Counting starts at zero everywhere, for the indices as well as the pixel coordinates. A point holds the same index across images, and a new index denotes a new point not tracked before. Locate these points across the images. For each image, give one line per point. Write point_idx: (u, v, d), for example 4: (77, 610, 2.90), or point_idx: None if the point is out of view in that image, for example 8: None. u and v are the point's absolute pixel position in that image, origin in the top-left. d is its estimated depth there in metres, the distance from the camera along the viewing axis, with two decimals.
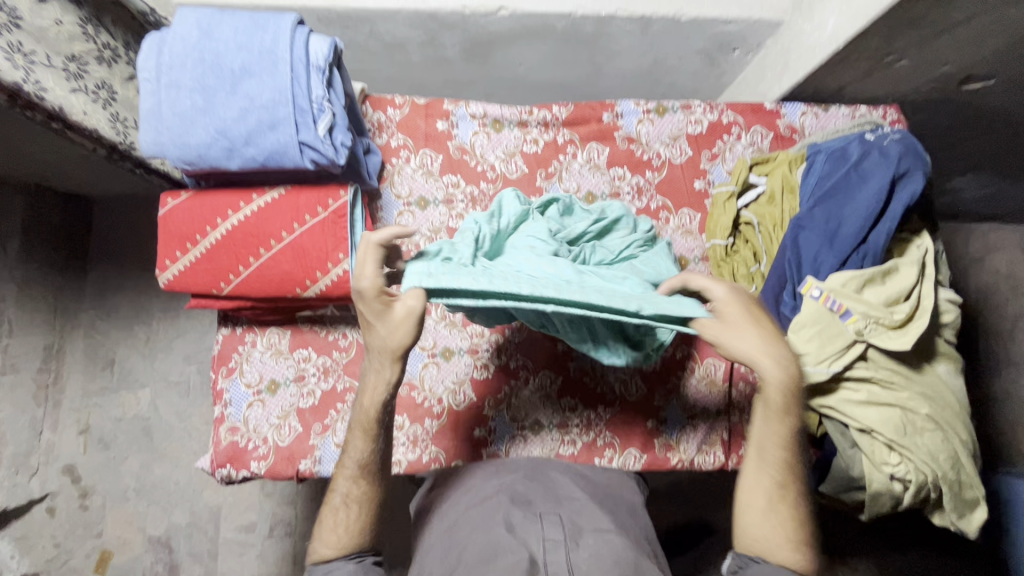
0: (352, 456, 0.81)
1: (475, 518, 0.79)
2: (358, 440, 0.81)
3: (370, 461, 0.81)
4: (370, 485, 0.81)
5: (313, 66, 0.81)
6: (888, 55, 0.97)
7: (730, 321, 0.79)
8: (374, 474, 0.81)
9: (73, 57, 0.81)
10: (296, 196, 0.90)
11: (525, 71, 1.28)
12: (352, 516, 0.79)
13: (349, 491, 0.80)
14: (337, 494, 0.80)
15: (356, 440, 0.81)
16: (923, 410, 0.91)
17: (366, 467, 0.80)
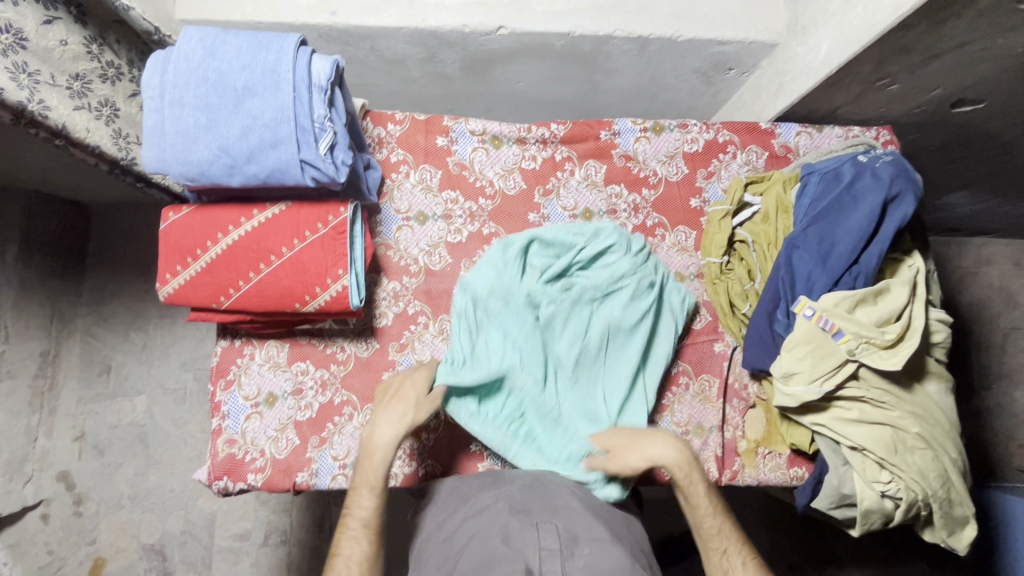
0: (353, 515, 0.86)
1: (472, 528, 0.81)
2: (365, 496, 0.87)
3: (375, 519, 0.86)
4: (373, 545, 0.84)
5: (315, 86, 0.82)
6: (880, 79, 0.99)
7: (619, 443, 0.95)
8: (372, 534, 0.85)
9: (77, 76, 0.82)
10: (297, 212, 0.91)
11: (524, 87, 1.30)
12: (357, 574, 0.82)
13: (354, 553, 0.83)
14: (339, 555, 0.83)
15: (364, 497, 0.86)
16: (914, 428, 0.93)
17: (370, 528, 0.85)
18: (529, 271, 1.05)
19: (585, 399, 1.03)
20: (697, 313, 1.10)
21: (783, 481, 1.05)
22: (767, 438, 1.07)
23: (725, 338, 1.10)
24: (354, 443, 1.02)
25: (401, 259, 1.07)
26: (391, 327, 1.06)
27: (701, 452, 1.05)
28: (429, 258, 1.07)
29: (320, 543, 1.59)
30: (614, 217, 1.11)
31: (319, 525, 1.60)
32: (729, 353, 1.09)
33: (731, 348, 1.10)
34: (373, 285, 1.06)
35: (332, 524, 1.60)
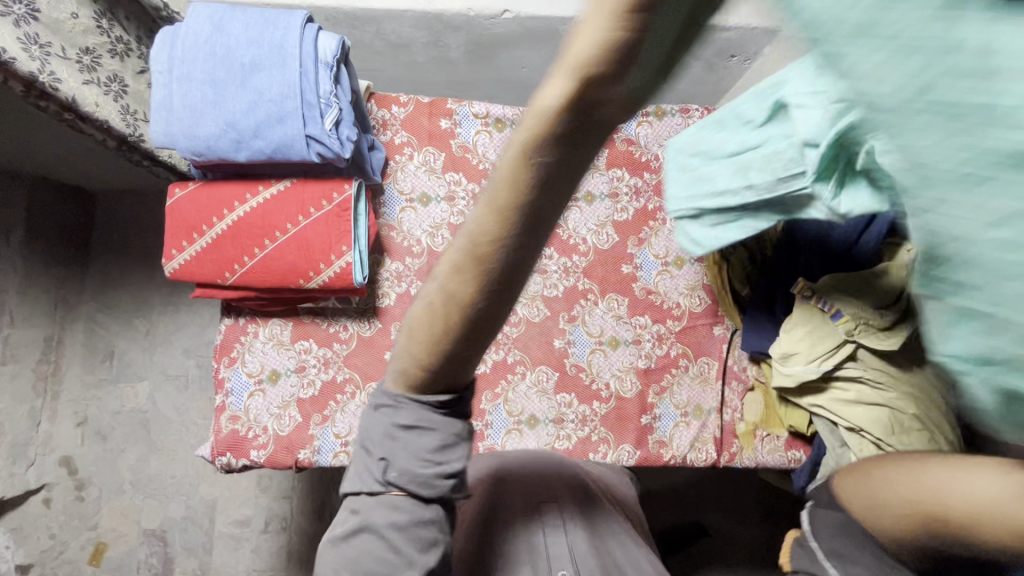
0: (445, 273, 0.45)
1: (487, 513, 0.80)
2: (479, 234, 0.41)
3: (490, 247, 0.42)
4: (452, 309, 0.46)
5: (321, 63, 0.83)
6: None
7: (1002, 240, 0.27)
8: (483, 285, 0.44)
9: (87, 50, 0.83)
10: (303, 190, 0.93)
11: (528, 73, 1.31)
12: (426, 326, 0.48)
13: (420, 320, 0.49)
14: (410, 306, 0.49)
15: (459, 239, 0.43)
16: (913, 410, 0.91)
17: (458, 283, 0.44)
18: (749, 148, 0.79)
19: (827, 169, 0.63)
20: (697, 295, 1.12)
21: (782, 463, 1.06)
22: (766, 421, 1.08)
23: (723, 322, 1.12)
24: (356, 420, 1.03)
25: (404, 240, 1.08)
26: (394, 307, 1.07)
27: (699, 434, 1.06)
28: (432, 240, 1.08)
29: (320, 530, 1.60)
30: (616, 201, 1.14)
31: (320, 512, 1.61)
32: (728, 336, 1.11)
33: (730, 331, 1.11)
34: (376, 266, 1.07)
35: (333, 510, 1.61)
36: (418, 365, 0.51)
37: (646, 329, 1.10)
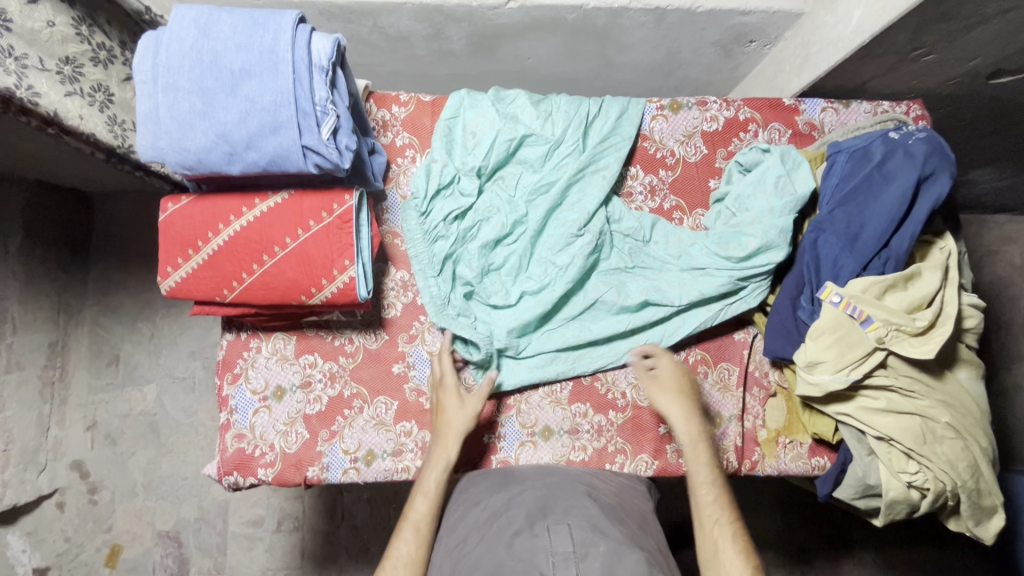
0: (409, 518, 0.85)
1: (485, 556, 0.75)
2: (417, 519, 0.85)
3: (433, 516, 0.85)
4: (422, 548, 0.83)
5: (315, 67, 0.78)
6: (916, 49, 0.93)
7: (662, 382, 0.94)
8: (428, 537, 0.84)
9: (67, 59, 0.78)
10: (300, 201, 0.88)
11: (534, 64, 1.24)
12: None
13: (407, 556, 0.82)
14: (389, 559, 0.81)
15: (421, 502, 0.86)
16: (944, 418, 0.89)
17: (422, 525, 0.84)
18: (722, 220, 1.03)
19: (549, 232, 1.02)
20: None
21: (805, 470, 1.02)
22: (789, 427, 1.04)
23: (745, 326, 1.07)
24: (365, 435, 0.99)
25: None
26: (400, 318, 1.03)
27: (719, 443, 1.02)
28: None
29: (333, 528, 1.59)
30: (630, 200, 1.07)
31: (331, 511, 1.60)
32: (749, 341, 1.06)
33: (752, 336, 1.06)
34: (380, 275, 1.03)
35: (346, 509, 1.59)
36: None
37: None
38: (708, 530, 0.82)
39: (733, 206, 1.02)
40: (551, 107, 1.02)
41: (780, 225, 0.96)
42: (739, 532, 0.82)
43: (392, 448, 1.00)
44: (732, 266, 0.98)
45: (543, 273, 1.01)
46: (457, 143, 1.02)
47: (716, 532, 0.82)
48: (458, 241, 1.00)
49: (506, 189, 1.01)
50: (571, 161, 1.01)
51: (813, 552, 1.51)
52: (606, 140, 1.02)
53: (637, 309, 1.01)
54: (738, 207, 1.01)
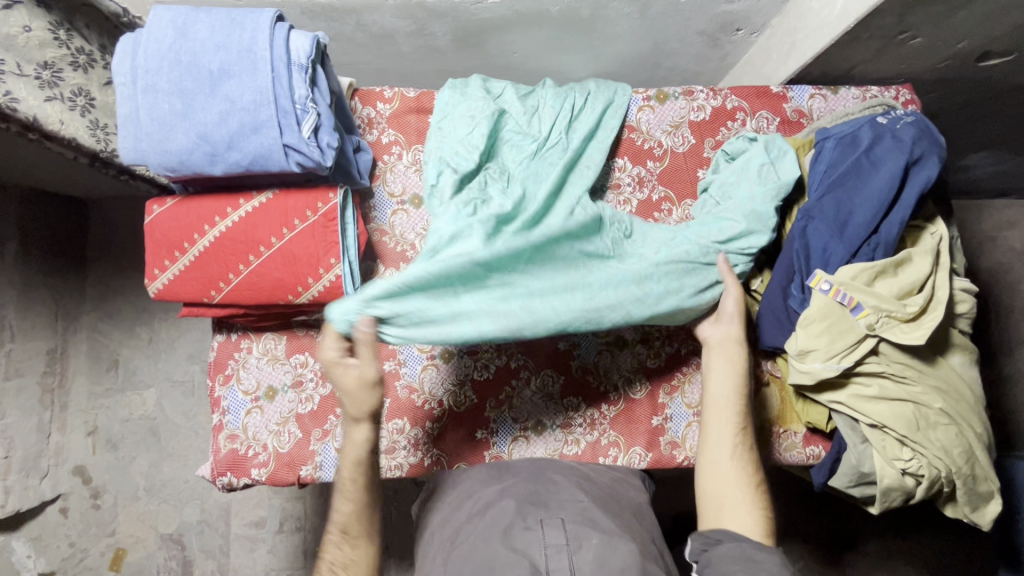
0: (337, 520, 0.83)
1: (475, 550, 0.74)
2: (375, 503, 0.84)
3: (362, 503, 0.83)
4: (359, 549, 0.81)
5: (294, 65, 0.77)
6: (902, 33, 0.92)
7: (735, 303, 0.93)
8: (361, 536, 0.82)
9: (45, 64, 0.78)
10: (285, 200, 0.88)
11: (521, 58, 1.24)
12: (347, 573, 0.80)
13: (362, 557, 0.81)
14: (325, 562, 0.81)
15: (342, 501, 0.83)
16: (938, 404, 0.89)
17: (349, 527, 0.82)
18: (707, 208, 1.01)
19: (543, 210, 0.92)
20: None
21: (800, 460, 1.03)
22: (783, 417, 1.03)
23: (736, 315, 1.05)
24: None
25: (396, 244, 1.03)
26: None
27: None
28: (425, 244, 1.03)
29: None
30: (618, 192, 1.06)
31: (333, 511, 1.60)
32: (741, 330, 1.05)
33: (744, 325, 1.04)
34: (369, 273, 1.02)
35: None
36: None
37: (654, 327, 1.04)
38: (722, 448, 0.85)
39: (717, 194, 1.00)
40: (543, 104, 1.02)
41: (760, 209, 0.95)
42: (750, 454, 0.86)
43: (384, 446, 1.00)
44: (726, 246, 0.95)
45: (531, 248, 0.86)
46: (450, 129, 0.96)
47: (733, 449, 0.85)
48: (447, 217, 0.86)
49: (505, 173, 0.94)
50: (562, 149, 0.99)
51: (815, 542, 1.51)
52: (591, 133, 1.02)
53: (622, 284, 0.89)
54: (721, 194, 1.00)
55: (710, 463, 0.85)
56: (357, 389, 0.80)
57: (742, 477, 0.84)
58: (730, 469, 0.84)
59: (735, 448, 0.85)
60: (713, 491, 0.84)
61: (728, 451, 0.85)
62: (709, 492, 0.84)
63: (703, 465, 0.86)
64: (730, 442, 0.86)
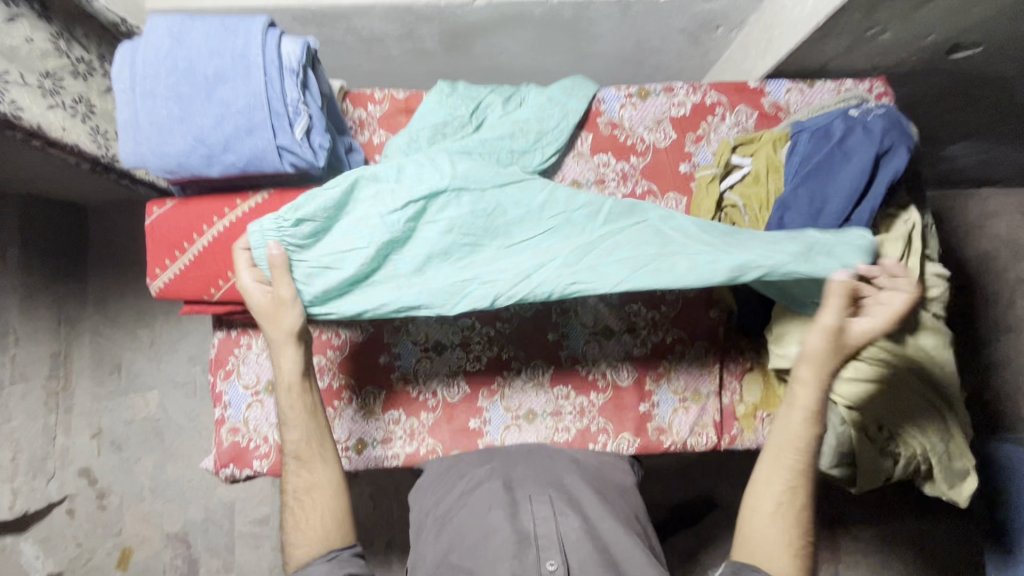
0: (291, 449, 0.88)
1: (466, 519, 0.79)
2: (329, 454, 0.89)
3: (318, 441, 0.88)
4: (317, 471, 0.87)
5: (286, 69, 0.81)
6: (871, 28, 0.96)
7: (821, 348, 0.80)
8: (313, 460, 0.88)
9: (47, 74, 0.82)
10: (280, 201, 0.92)
11: (507, 59, 1.27)
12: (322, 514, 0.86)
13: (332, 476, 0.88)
14: (288, 491, 0.87)
15: (291, 432, 0.87)
16: (911, 384, 0.93)
17: (302, 453, 0.87)
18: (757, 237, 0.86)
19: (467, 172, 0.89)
20: None
21: None
22: (766, 401, 1.07)
23: (715, 303, 1.07)
24: (355, 425, 1.03)
25: None
26: None
27: (698, 418, 1.06)
28: None
29: None
30: (602, 187, 1.09)
31: None
32: (725, 318, 1.08)
33: (728, 312, 1.07)
34: None
35: None
36: (332, 518, 0.86)
37: (640, 317, 1.07)
38: (770, 498, 0.84)
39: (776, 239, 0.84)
40: (515, 144, 1.01)
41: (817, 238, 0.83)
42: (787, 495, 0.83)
43: (381, 436, 1.03)
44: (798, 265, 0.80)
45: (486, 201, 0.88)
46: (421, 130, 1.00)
47: (779, 503, 0.83)
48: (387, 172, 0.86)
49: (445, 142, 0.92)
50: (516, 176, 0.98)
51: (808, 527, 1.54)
52: (546, 106, 1.05)
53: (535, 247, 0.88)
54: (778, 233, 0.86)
55: (763, 513, 0.83)
56: (273, 314, 0.83)
57: (784, 531, 0.82)
58: (777, 529, 0.82)
59: (777, 507, 0.83)
60: (755, 537, 0.83)
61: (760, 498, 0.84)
62: (751, 533, 0.83)
63: (755, 510, 0.84)
64: (772, 501, 0.83)
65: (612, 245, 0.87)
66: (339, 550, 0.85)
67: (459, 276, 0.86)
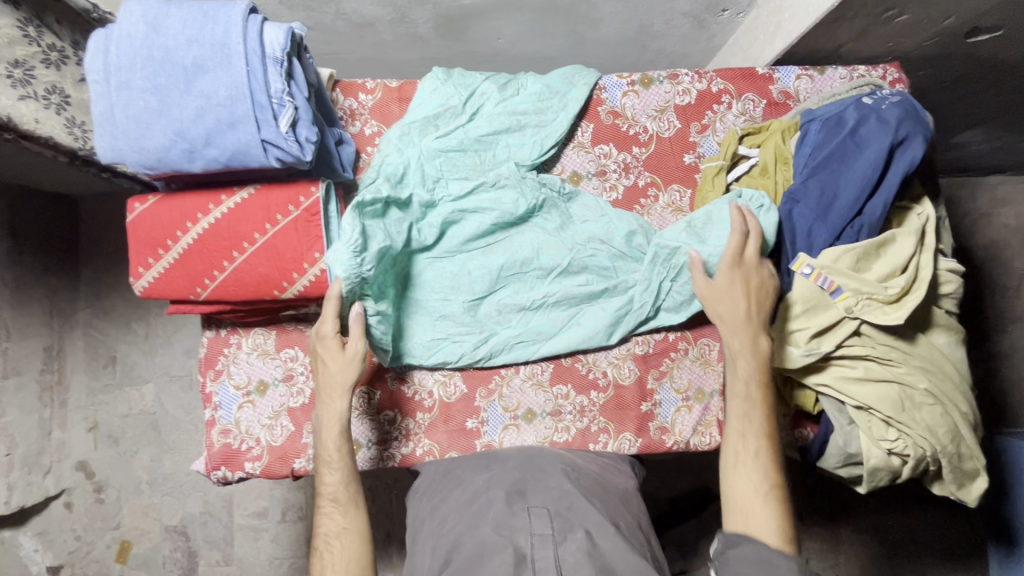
0: (327, 490, 0.85)
1: (459, 540, 0.76)
2: (336, 476, 0.85)
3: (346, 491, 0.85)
4: (350, 515, 0.84)
5: (269, 58, 0.76)
6: (887, 11, 0.91)
7: (716, 289, 0.90)
8: (349, 503, 0.84)
9: (16, 62, 0.77)
10: (267, 196, 0.87)
11: (504, 44, 1.22)
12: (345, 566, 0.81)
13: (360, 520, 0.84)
14: (319, 535, 0.82)
15: (329, 474, 0.85)
16: (922, 384, 0.90)
17: (340, 496, 0.84)
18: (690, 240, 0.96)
19: (470, 217, 0.98)
20: None
21: (787, 441, 1.03)
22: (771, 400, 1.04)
23: None
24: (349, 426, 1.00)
25: None
26: None
27: (701, 417, 1.03)
28: None
29: None
30: (604, 179, 1.05)
31: None
32: None
33: None
34: None
35: None
36: (357, 570, 0.80)
37: None
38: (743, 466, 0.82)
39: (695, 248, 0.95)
40: (510, 138, 0.99)
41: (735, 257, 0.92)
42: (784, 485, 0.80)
43: (376, 437, 1.00)
44: (693, 244, 0.95)
45: (466, 254, 0.99)
46: (427, 119, 0.97)
47: (738, 451, 0.83)
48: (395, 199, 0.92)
49: (454, 173, 0.97)
50: (511, 181, 0.98)
51: (809, 520, 1.53)
52: (544, 96, 1.01)
53: (499, 298, 1.00)
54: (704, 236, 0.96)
55: (730, 466, 0.82)
56: (333, 355, 0.86)
57: (754, 478, 0.80)
58: (744, 478, 0.80)
59: (737, 456, 0.82)
60: (734, 494, 0.80)
61: (733, 457, 0.83)
62: (731, 491, 0.81)
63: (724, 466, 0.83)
64: (733, 452, 0.83)
65: (560, 285, 1.00)
66: None
67: (437, 333, 0.99)
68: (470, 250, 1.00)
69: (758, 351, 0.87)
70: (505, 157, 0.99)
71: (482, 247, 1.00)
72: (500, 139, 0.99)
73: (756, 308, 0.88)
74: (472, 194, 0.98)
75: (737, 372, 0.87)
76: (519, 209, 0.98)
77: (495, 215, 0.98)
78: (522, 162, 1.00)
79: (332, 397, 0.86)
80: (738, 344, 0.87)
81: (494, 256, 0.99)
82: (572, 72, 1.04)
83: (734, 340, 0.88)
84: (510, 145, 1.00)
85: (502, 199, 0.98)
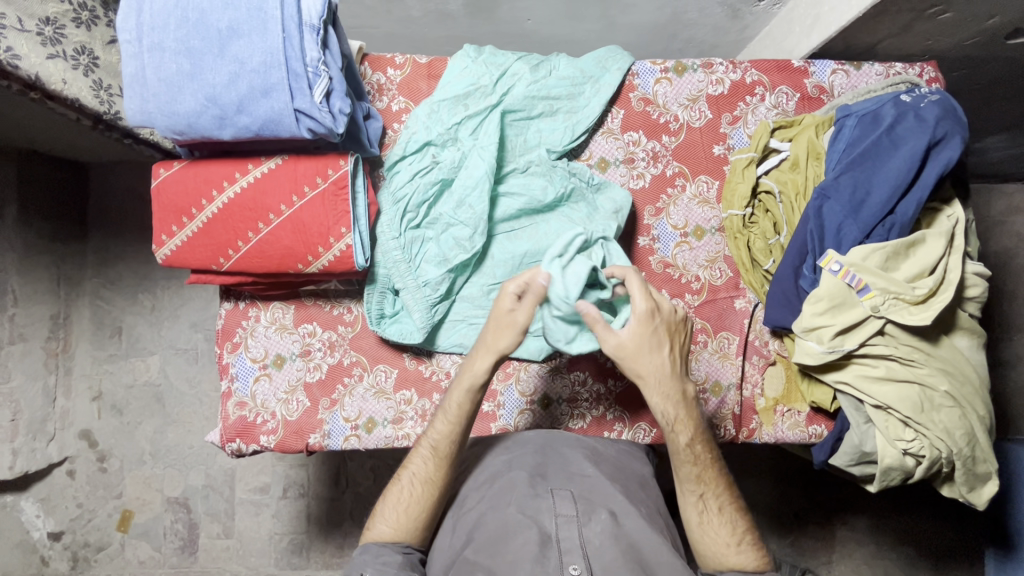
0: (431, 436, 0.84)
1: (482, 516, 0.77)
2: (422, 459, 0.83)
3: (448, 444, 0.83)
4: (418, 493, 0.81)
5: (306, 25, 0.75)
6: (933, 7, 0.89)
7: (634, 348, 0.82)
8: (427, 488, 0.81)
9: (47, 20, 0.76)
10: (295, 167, 0.86)
11: (533, 26, 1.20)
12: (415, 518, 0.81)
13: (425, 472, 0.82)
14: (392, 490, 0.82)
15: (441, 422, 0.83)
16: (943, 386, 0.89)
17: (441, 445, 0.83)
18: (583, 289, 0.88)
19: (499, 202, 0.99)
20: (716, 268, 1.04)
21: (802, 438, 1.03)
22: (786, 396, 1.04)
23: (745, 294, 1.05)
24: (365, 403, 1.00)
25: None
26: None
27: (718, 410, 1.02)
28: None
29: (337, 495, 1.61)
30: (631, 167, 1.04)
31: (335, 479, 1.62)
32: (750, 309, 1.05)
33: (753, 305, 1.05)
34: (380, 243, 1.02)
35: (348, 477, 1.61)
36: (411, 529, 0.80)
37: None
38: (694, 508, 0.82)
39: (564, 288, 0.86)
40: (542, 123, 0.99)
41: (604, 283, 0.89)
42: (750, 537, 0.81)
43: (392, 416, 1.00)
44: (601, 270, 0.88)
45: (492, 239, 1.00)
46: (459, 96, 0.95)
47: (704, 513, 0.81)
48: (424, 181, 0.94)
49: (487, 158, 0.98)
50: (541, 169, 0.98)
51: (808, 518, 1.53)
52: (578, 80, 1.00)
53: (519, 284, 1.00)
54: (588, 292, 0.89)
55: (696, 525, 0.82)
56: (501, 320, 0.83)
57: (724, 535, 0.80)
58: (714, 533, 0.81)
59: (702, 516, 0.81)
60: (706, 545, 0.81)
61: (696, 518, 0.82)
62: (704, 552, 0.81)
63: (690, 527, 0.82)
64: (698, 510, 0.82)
65: None
66: (413, 549, 0.80)
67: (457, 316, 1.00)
68: (496, 236, 1.00)
69: (686, 403, 0.84)
70: (537, 144, 0.99)
71: (506, 232, 1.00)
72: (532, 123, 0.99)
73: (668, 362, 0.83)
74: (502, 179, 0.98)
75: (680, 441, 0.83)
76: (548, 197, 0.98)
77: (522, 200, 0.98)
78: (551, 145, 0.99)
79: (485, 351, 0.84)
80: (672, 410, 0.83)
81: (522, 241, 1.00)
82: (606, 57, 1.02)
83: (665, 404, 0.83)
84: (540, 131, 0.99)
85: (531, 186, 0.98)
